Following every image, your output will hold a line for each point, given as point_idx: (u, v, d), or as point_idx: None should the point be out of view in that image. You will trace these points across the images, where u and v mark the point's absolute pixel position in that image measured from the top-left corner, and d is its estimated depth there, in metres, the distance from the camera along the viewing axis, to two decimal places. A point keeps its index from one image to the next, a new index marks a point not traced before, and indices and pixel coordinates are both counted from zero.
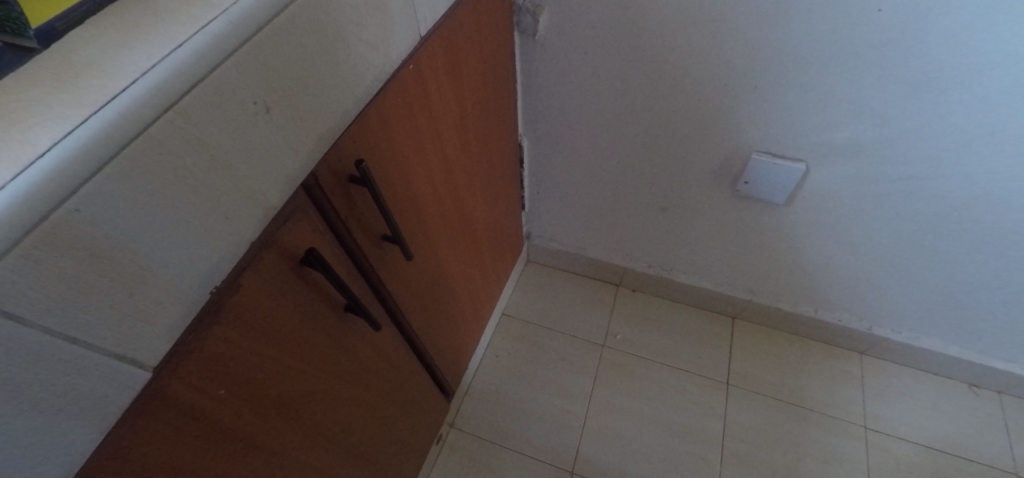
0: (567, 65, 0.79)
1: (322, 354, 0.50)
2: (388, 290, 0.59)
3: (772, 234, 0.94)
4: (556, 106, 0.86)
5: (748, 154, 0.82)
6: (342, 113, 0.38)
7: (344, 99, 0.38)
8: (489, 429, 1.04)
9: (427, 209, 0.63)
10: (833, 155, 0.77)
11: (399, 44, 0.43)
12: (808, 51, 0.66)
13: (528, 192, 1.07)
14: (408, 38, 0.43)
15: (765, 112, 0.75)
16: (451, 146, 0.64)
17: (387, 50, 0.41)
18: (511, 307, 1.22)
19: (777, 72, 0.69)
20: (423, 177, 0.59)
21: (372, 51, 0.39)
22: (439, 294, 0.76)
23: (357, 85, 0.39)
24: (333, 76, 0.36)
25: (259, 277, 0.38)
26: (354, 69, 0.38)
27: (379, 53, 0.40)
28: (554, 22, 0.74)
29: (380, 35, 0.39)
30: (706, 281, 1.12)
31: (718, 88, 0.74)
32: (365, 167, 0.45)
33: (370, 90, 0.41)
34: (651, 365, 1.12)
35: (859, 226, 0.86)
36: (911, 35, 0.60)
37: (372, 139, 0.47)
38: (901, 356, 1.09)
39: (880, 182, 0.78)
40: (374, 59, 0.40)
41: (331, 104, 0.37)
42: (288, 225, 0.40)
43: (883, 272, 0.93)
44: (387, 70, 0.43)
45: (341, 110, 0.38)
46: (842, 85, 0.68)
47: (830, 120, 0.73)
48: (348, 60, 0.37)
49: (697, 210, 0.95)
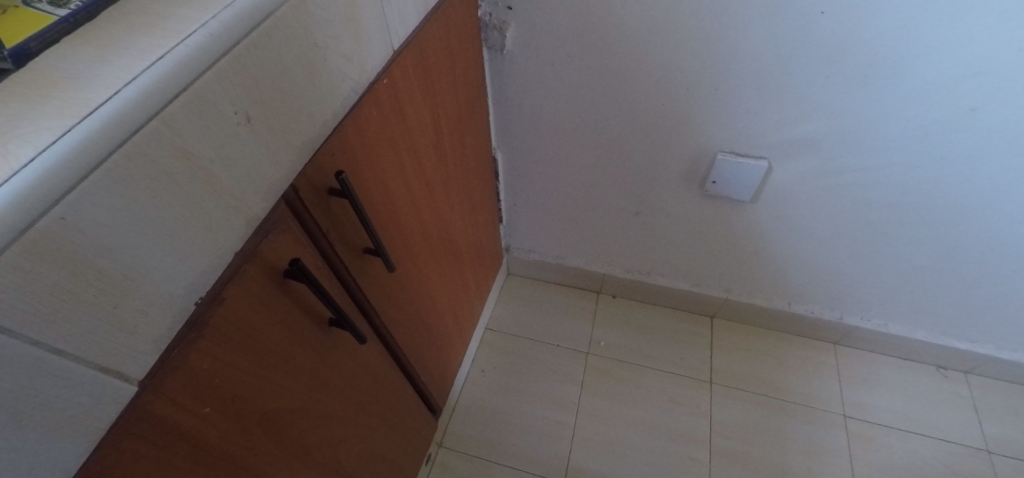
0: (535, 78, 0.81)
1: (307, 370, 0.49)
2: (370, 303, 0.59)
3: (742, 232, 0.97)
4: (528, 118, 0.88)
5: (714, 155, 0.85)
6: (322, 125, 0.39)
7: (324, 111, 0.38)
8: (479, 445, 1.03)
9: (408, 223, 0.64)
10: (792, 151, 0.81)
11: (376, 57, 0.43)
12: (762, 53, 0.70)
13: (505, 204, 1.08)
14: (383, 51, 0.44)
15: (726, 114, 0.78)
16: (427, 159, 0.65)
17: (364, 62, 0.42)
18: (494, 321, 1.22)
19: (736, 75, 0.73)
20: (401, 189, 0.60)
21: (349, 63, 0.40)
22: (421, 308, 0.76)
23: (336, 97, 0.39)
24: (313, 88, 0.36)
25: (241, 290, 0.38)
26: (332, 81, 0.38)
27: (357, 66, 0.41)
28: (522, 36, 0.76)
29: (356, 48, 0.40)
30: (683, 282, 1.14)
31: (681, 92, 0.77)
32: (344, 178, 0.45)
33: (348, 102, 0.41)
34: (636, 369, 1.13)
35: (822, 218, 0.90)
36: (855, 34, 0.64)
37: (350, 152, 0.47)
38: (871, 344, 1.13)
39: (837, 174, 0.82)
40: (352, 71, 0.40)
41: (311, 115, 0.37)
42: (269, 237, 0.40)
43: (849, 261, 0.97)
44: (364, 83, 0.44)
45: (322, 120, 0.38)
46: (797, 81, 0.72)
47: (787, 117, 0.76)
48: (326, 71, 0.37)
49: (670, 213, 0.98)
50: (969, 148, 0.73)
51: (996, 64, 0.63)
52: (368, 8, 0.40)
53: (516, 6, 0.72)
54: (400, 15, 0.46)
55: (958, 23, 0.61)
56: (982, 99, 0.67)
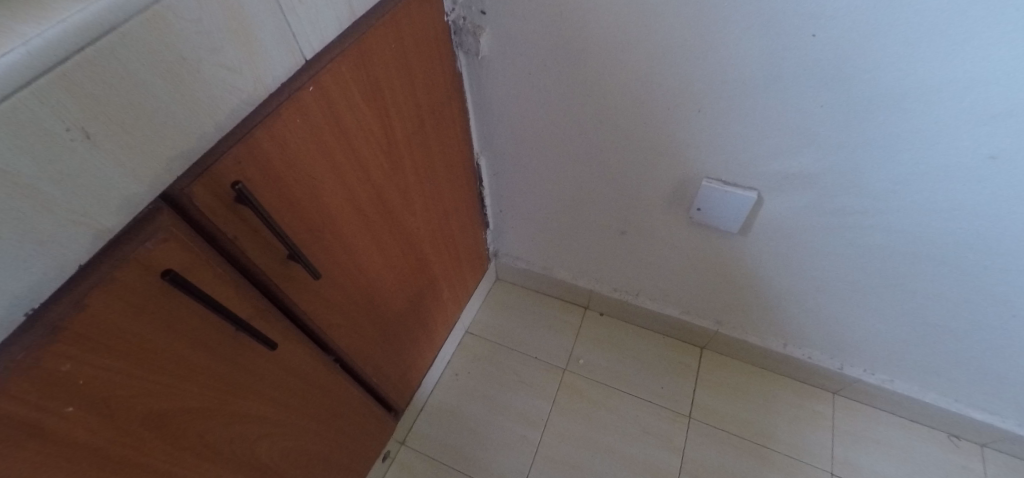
0: (514, 85, 0.78)
1: (207, 372, 0.49)
2: (294, 307, 0.58)
3: (733, 264, 0.91)
4: (508, 124, 0.85)
5: (700, 182, 0.80)
6: (199, 138, 0.38)
7: (200, 125, 0.38)
8: (440, 449, 1.05)
9: (349, 230, 0.63)
10: (784, 185, 0.74)
11: (271, 65, 0.42)
12: (750, 75, 0.64)
13: (491, 210, 1.06)
14: (282, 59, 0.43)
15: (715, 138, 0.73)
16: (375, 165, 0.64)
17: (258, 73, 0.41)
18: (475, 324, 1.21)
19: (722, 95, 0.67)
20: (338, 196, 0.59)
21: (233, 74, 0.39)
22: (372, 312, 0.75)
23: (217, 111, 0.39)
24: (183, 102, 0.36)
25: (110, 296, 0.38)
26: (211, 96, 0.38)
27: (246, 79, 0.40)
28: (497, 43, 0.73)
29: (245, 61, 0.39)
30: (673, 308, 1.09)
31: (664, 112, 0.72)
32: (241, 189, 0.44)
33: (236, 115, 0.41)
34: (613, 393, 1.11)
35: (818, 260, 0.83)
36: (850, 65, 0.58)
37: (261, 160, 0.46)
38: (873, 397, 1.07)
39: (835, 214, 0.75)
40: (238, 82, 0.40)
41: (181, 129, 0.36)
42: (146, 245, 0.39)
43: (850, 310, 0.90)
44: (263, 94, 0.43)
45: (198, 133, 0.38)
46: (789, 111, 0.65)
47: (778, 149, 0.70)
48: (201, 87, 0.37)
49: (656, 235, 0.93)
50: (984, 202, 0.64)
51: (1018, 107, 0.54)
52: (257, 17, 0.39)
53: (490, 11, 0.69)
54: (307, 21, 0.45)
55: (965, 62, 0.53)
56: (1004, 146, 0.58)
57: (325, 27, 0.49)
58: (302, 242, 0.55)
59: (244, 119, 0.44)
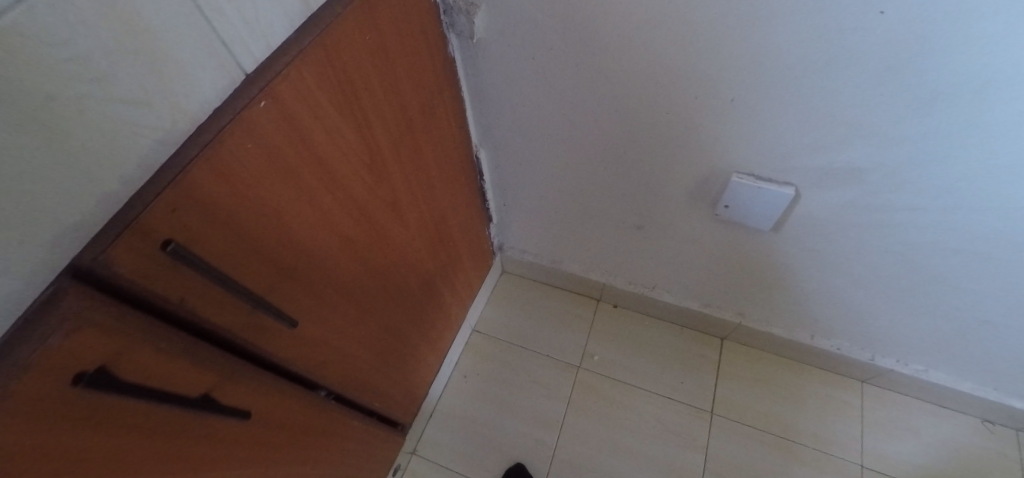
0: (515, 70, 0.68)
1: (166, 456, 0.41)
2: (269, 357, 0.50)
3: (761, 258, 0.84)
4: (510, 113, 0.75)
5: (729, 177, 0.71)
6: (98, 191, 0.31)
7: (95, 174, 0.30)
8: (452, 457, 0.99)
9: (328, 258, 0.54)
10: (827, 180, 0.66)
11: (192, 81, 0.34)
12: (800, 64, 0.54)
13: (493, 203, 0.97)
14: (206, 73, 0.35)
15: (751, 133, 0.64)
16: (355, 180, 0.54)
17: (173, 100, 0.33)
18: (481, 322, 1.13)
19: (759, 85, 0.58)
20: (310, 225, 0.49)
21: (135, 107, 0.31)
22: (366, 337, 0.68)
23: (117, 154, 0.31)
24: (56, 150, 0.28)
25: (9, 416, 0.29)
26: (100, 136, 0.30)
27: (157, 110, 0.33)
28: (494, 24, 0.62)
29: (149, 89, 0.32)
30: (691, 301, 1.03)
31: (689, 100, 0.62)
32: (175, 248, 0.35)
33: (148, 154, 0.33)
34: (630, 390, 1.05)
35: (859, 254, 0.76)
36: (924, 44, 0.48)
37: (206, 203, 0.37)
38: (906, 387, 1.01)
39: (881, 212, 0.67)
40: (144, 111, 0.32)
41: (62, 184, 0.29)
42: (51, 341, 0.30)
43: (887, 303, 0.83)
44: (184, 123, 0.35)
45: (96, 189, 0.31)
46: (841, 105, 0.57)
47: (822, 142, 0.61)
48: (82, 127, 0.29)
49: (674, 229, 0.85)
50: None
51: None
52: (161, 28, 0.31)
53: None
54: (236, 19, 0.36)
55: None
56: None
57: (269, 28, 0.39)
58: (271, 285, 0.47)
59: (174, 155, 0.35)
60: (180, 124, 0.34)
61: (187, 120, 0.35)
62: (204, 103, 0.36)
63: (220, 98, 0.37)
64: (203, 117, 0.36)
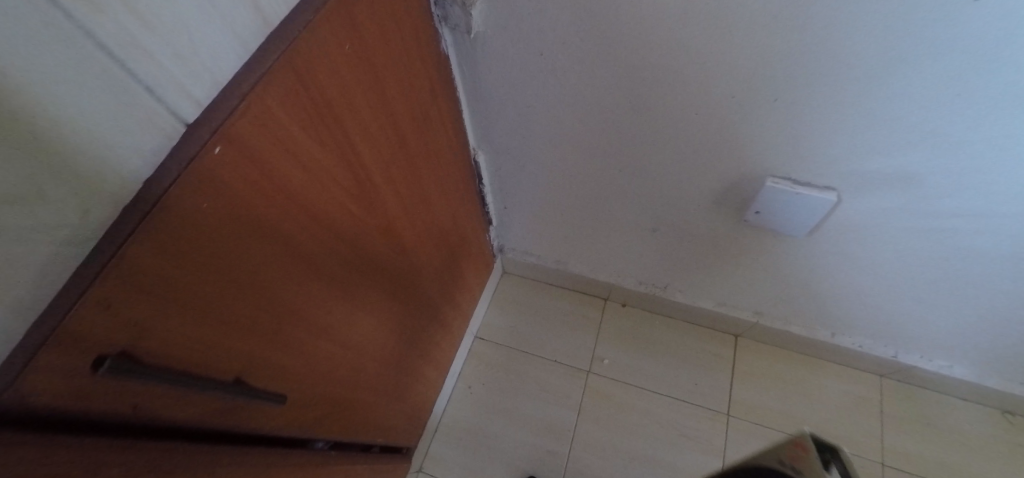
0: (519, 66, 0.60)
1: None
2: (254, 429, 0.43)
3: (787, 260, 0.78)
4: (512, 112, 0.68)
5: (762, 181, 0.64)
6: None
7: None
8: (459, 473, 0.93)
9: (316, 307, 0.47)
10: (874, 185, 0.60)
11: (117, 140, 0.27)
12: (859, 61, 0.47)
13: (494, 207, 0.90)
14: (138, 127, 0.27)
15: (791, 135, 0.57)
16: (344, 216, 0.46)
17: (97, 155, 0.26)
18: (484, 328, 1.08)
19: (808, 83, 0.51)
20: (292, 278, 0.42)
21: (41, 170, 0.24)
22: (363, 376, 0.61)
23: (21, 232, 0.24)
24: None
25: None
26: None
27: (75, 170, 0.25)
28: (495, 15, 0.55)
29: (61, 144, 0.24)
30: (706, 301, 0.97)
31: (723, 100, 0.55)
32: (113, 362, 0.27)
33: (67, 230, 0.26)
34: (643, 393, 1.00)
35: (895, 257, 0.70)
36: (1007, 37, 0.42)
37: (153, 286, 0.29)
38: (928, 382, 0.97)
39: (929, 216, 0.61)
40: (47, 188, 0.24)
41: None
42: None
43: (919, 304, 0.78)
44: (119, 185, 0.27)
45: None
46: (899, 106, 0.50)
47: (873, 145, 0.55)
48: None
49: (694, 232, 0.79)
50: None
51: None
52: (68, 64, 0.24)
53: None
54: (172, 52, 0.28)
55: None
56: None
57: (226, 52, 0.31)
58: (248, 356, 0.39)
59: (106, 236, 0.27)
60: (109, 195, 0.27)
61: (119, 190, 0.27)
62: (141, 164, 0.28)
63: (163, 149, 0.29)
64: (142, 180, 0.28)
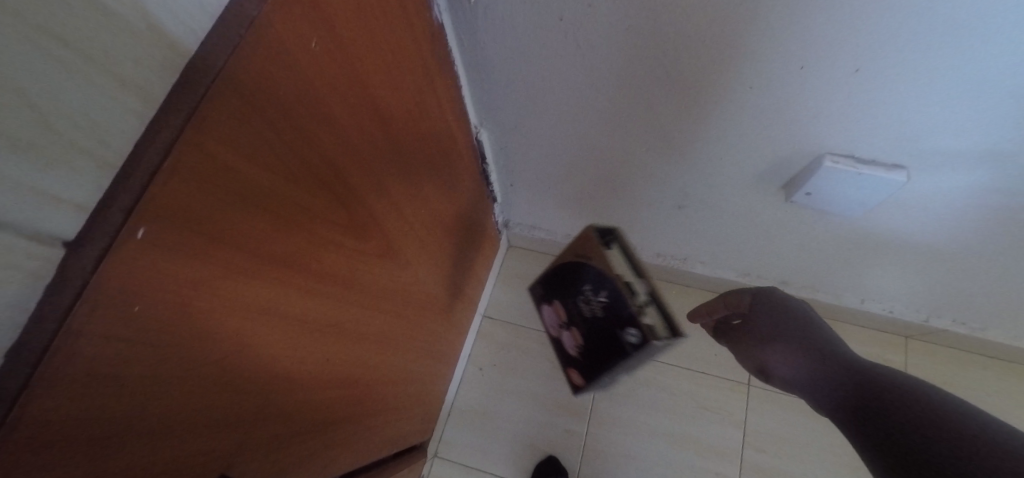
0: (527, 33, 0.50)
1: None
2: None
3: (826, 235, 0.71)
4: (518, 86, 0.58)
5: (818, 158, 0.56)
6: None
7: None
8: (475, 457, 0.90)
9: (312, 358, 0.39)
10: (948, 161, 0.51)
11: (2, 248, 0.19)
12: (959, 22, 0.38)
13: (497, 184, 0.81)
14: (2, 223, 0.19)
15: (861, 111, 0.48)
16: (333, 251, 0.38)
17: None
18: (490, 305, 1.01)
19: (891, 48, 0.41)
20: (275, 340, 0.34)
21: None
22: (376, 399, 0.55)
23: None
24: None
25: None
26: None
27: None
28: None
29: None
30: (729, 272, 0.90)
31: (790, 71, 0.46)
32: None
33: None
34: (659, 367, 0.96)
35: (951, 233, 0.63)
36: None
37: (74, 430, 0.22)
38: (956, 342, 0.94)
39: (1008, 194, 0.53)
40: None
41: None
42: None
43: (965, 276, 0.72)
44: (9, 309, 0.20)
45: None
46: (1003, 73, 0.41)
47: (963, 121, 0.46)
48: None
49: (723, 208, 0.71)
50: None
51: None
52: None
53: None
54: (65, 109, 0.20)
55: None
56: None
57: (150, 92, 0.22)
58: (235, 443, 0.33)
59: None
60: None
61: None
62: (19, 274, 0.20)
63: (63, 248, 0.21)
64: (33, 298, 0.20)
